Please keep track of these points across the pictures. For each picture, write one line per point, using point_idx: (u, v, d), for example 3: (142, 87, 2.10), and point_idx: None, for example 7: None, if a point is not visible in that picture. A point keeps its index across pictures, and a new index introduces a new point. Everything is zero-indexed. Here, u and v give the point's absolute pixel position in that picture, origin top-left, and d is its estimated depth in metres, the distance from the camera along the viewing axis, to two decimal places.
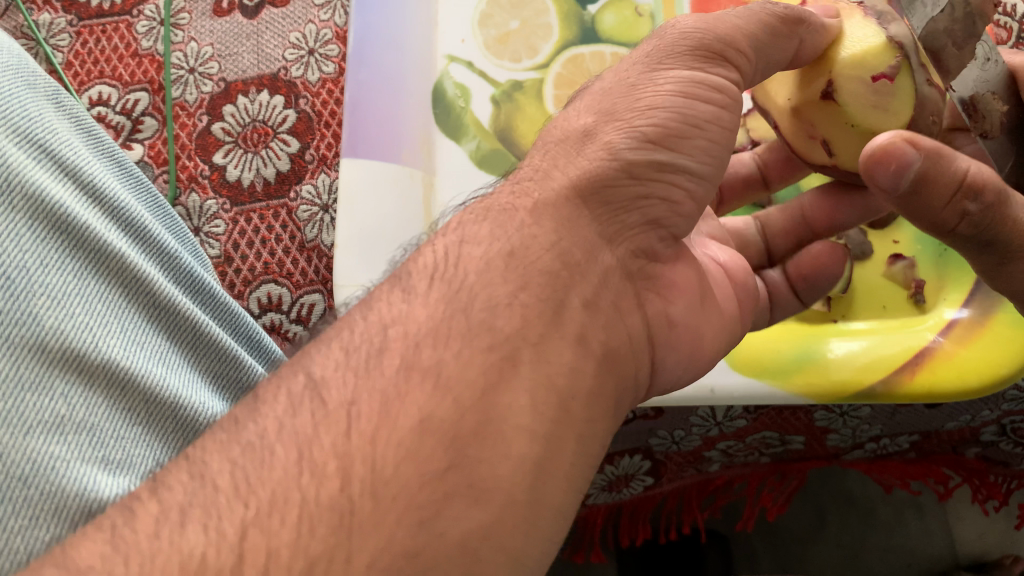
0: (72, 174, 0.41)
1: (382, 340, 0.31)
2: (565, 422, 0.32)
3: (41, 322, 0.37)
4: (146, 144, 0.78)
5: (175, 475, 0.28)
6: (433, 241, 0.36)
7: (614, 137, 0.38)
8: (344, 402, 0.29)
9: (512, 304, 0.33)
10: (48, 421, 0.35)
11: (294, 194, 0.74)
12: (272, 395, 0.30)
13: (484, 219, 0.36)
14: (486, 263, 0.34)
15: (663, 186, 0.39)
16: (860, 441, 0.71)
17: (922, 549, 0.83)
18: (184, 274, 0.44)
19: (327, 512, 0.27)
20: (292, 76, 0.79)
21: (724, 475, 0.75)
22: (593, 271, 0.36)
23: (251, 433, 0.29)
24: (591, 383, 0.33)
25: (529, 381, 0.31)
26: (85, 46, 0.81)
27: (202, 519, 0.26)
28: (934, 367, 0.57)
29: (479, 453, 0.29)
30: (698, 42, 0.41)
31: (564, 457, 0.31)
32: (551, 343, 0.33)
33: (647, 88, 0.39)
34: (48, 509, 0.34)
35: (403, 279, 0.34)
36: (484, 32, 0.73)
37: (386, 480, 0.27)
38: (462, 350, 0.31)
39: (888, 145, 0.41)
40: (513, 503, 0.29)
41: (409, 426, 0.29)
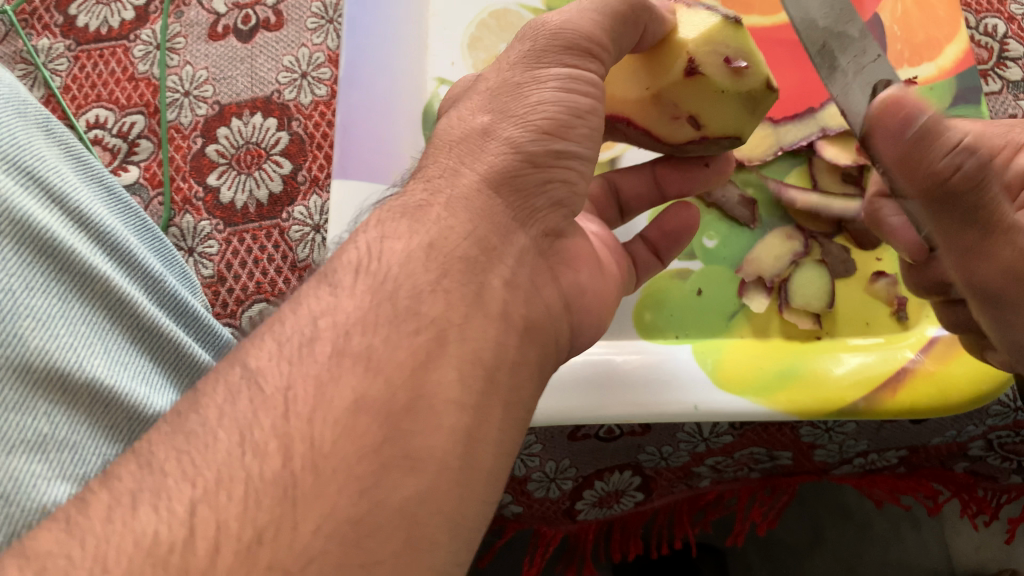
0: (59, 200, 0.42)
1: (312, 330, 0.32)
2: (491, 391, 0.33)
3: (27, 343, 0.38)
4: (142, 166, 0.79)
5: (126, 466, 0.28)
6: (354, 238, 0.37)
7: (511, 132, 0.40)
8: (280, 387, 0.30)
9: (436, 290, 0.35)
10: (30, 440, 0.36)
11: (286, 215, 0.76)
12: (210, 388, 0.31)
13: (401, 216, 0.38)
14: (408, 255, 0.35)
15: (561, 171, 0.41)
16: (848, 456, 0.72)
17: (917, 563, 0.83)
18: (168, 296, 0.46)
19: (271, 486, 0.28)
20: (285, 98, 0.80)
21: (714, 490, 0.76)
22: (509, 252, 0.38)
23: (195, 422, 0.29)
24: (513, 356, 0.35)
25: (456, 359, 0.33)
26: (83, 70, 0.83)
27: (153, 500, 0.27)
28: (915, 382, 0.58)
29: (411, 426, 0.30)
30: (572, 38, 0.42)
31: (490, 429, 0.33)
32: (474, 323, 0.35)
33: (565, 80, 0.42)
34: (26, 527, 0.35)
35: (330, 275, 0.35)
36: (474, 55, 0.74)
37: (325, 453, 0.29)
38: (391, 335, 0.32)
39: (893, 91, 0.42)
40: (447, 469, 0.31)
41: (343, 406, 0.30)
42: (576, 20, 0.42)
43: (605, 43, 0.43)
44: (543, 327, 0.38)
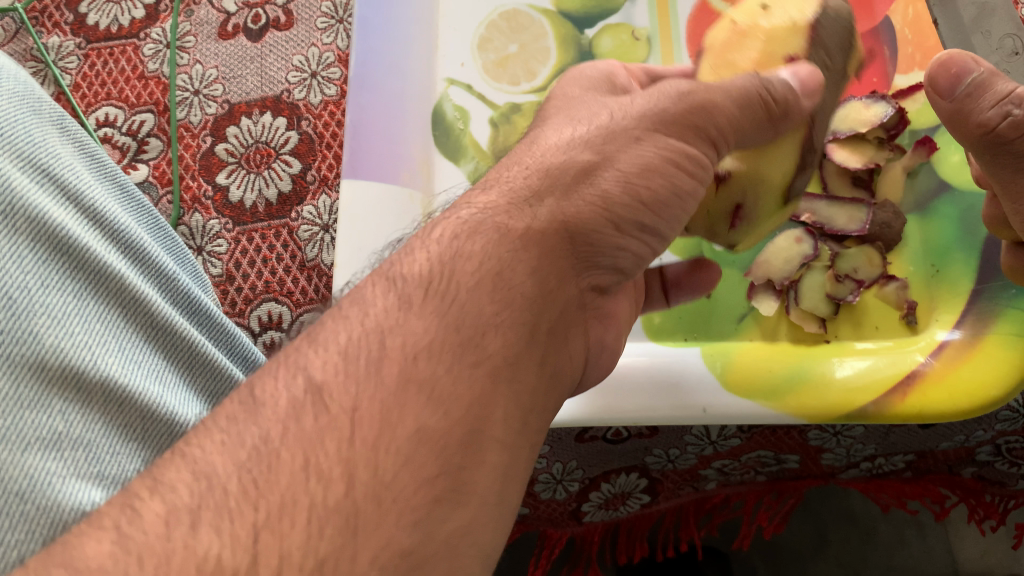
0: (74, 198, 0.42)
1: (379, 347, 0.31)
2: (524, 433, 0.33)
3: (41, 339, 0.37)
4: (151, 165, 0.79)
5: (176, 474, 0.27)
6: (413, 252, 0.35)
7: (609, 185, 0.39)
8: (347, 408, 0.29)
9: (499, 325, 0.33)
10: (45, 438, 0.36)
11: (295, 214, 0.76)
12: (271, 396, 0.29)
13: (456, 228, 0.36)
14: (477, 283, 0.34)
15: (636, 243, 0.41)
16: (855, 460, 0.72)
17: (923, 567, 0.83)
18: (182, 295, 0.46)
19: (333, 514, 0.27)
20: (294, 98, 0.80)
21: (721, 492, 0.76)
22: (561, 299, 0.37)
23: (255, 436, 0.28)
24: (537, 383, 0.35)
25: (505, 399, 0.32)
26: (93, 68, 0.83)
27: (214, 522, 0.26)
28: (925, 388, 0.57)
29: (463, 460, 0.30)
30: (691, 111, 0.41)
31: (520, 464, 0.33)
32: (522, 365, 0.34)
33: (648, 143, 0.40)
34: (44, 524, 0.35)
35: (397, 285, 0.33)
36: (484, 56, 0.74)
37: (387, 483, 0.28)
38: (453, 364, 0.31)
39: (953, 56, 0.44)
40: (485, 505, 0.30)
41: (407, 435, 0.29)
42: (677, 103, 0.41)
43: (699, 141, 0.41)
44: (563, 377, 0.38)
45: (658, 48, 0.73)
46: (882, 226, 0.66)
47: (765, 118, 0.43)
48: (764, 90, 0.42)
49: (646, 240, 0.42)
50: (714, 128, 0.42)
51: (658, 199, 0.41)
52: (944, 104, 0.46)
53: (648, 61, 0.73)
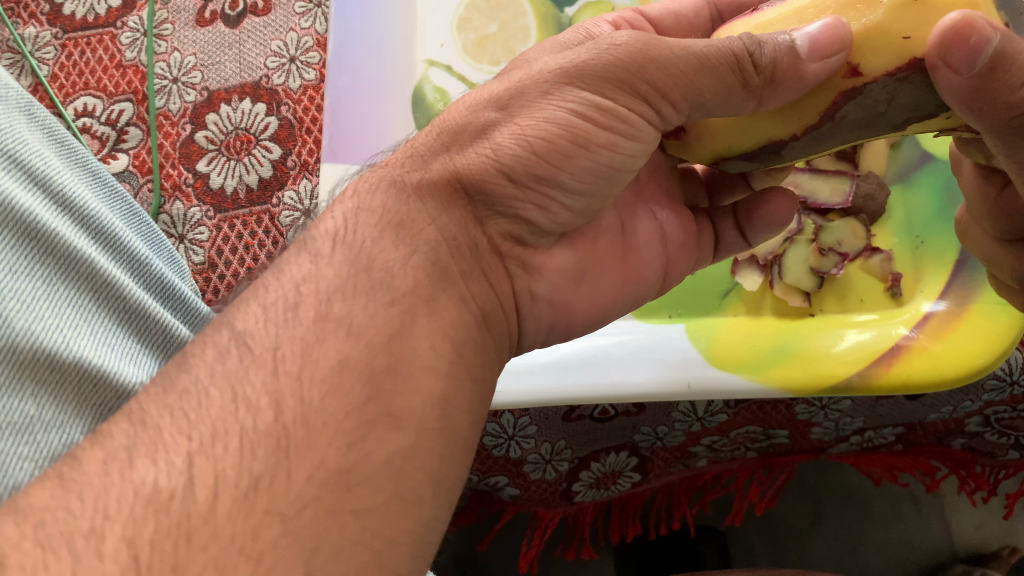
0: (42, 184, 0.42)
1: (295, 295, 0.33)
2: (461, 364, 0.35)
3: (13, 325, 0.37)
4: (131, 154, 0.79)
5: (116, 424, 0.29)
6: (332, 209, 0.39)
7: (502, 139, 0.39)
8: (268, 347, 0.31)
9: (405, 263, 0.36)
10: (17, 424, 0.36)
11: (276, 200, 0.75)
12: (199, 348, 0.31)
13: (377, 188, 0.39)
14: (380, 232, 0.37)
15: (537, 194, 0.40)
16: (844, 434, 0.72)
17: (919, 542, 0.83)
18: (154, 280, 0.45)
19: (265, 437, 0.28)
20: (274, 83, 0.80)
21: (712, 470, 0.76)
22: (466, 243, 0.39)
23: (187, 380, 0.30)
24: (474, 336, 0.37)
25: (428, 331, 0.34)
26: (71, 58, 0.82)
27: (148, 453, 0.27)
28: (910, 358, 0.57)
29: (394, 386, 0.32)
30: (624, 64, 0.38)
31: (462, 395, 0.34)
32: (440, 302, 0.36)
33: (555, 96, 0.38)
34: None
35: (309, 243, 0.36)
36: (463, 36, 0.73)
37: (315, 408, 0.30)
38: (368, 304, 0.33)
39: (963, 20, 0.33)
40: (427, 430, 0.32)
41: (329, 365, 0.31)
42: (637, 48, 0.38)
43: (639, 89, 0.38)
44: (495, 320, 0.40)
45: None
46: (865, 198, 0.66)
47: (740, 86, 0.37)
48: (738, 53, 0.37)
49: (559, 196, 0.41)
50: (646, 83, 0.38)
51: (559, 154, 0.39)
52: (958, 87, 0.35)
53: None
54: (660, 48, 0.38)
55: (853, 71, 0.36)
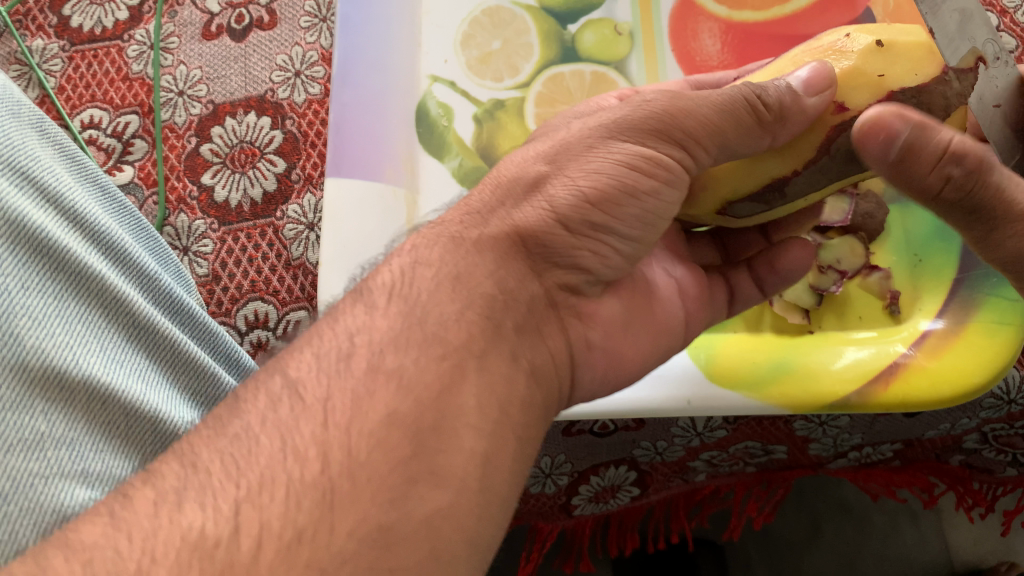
0: (54, 201, 0.43)
1: (348, 346, 0.33)
2: (506, 423, 0.34)
3: (22, 341, 0.38)
4: (136, 166, 0.79)
5: (167, 465, 0.29)
6: (389, 262, 0.38)
7: (556, 191, 0.40)
8: (319, 397, 0.31)
9: (460, 319, 0.35)
10: (28, 439, 0.37)
11: (281, 214, 0.76)
12: (251, 394, 0.32)
13: (435, 244, 0.39)
14: (437, 284, 0.36)
15: (594, 242, 0.40)
16: (842, 449, 0.72)
17: (917, 557, 0.83)
18: (163, 295, 0.46)
19: (310, 489, 0.28)
20: (279, 97, 0.80)
21: (711, 484, 0.76)
22: (523, 297, 0.38)
23: (238, 426, 0.30)
24: (523, 394, 0.35)
25: (477, 387, 0.33)
26: (77, 71, 0.83)
27: (198, 498, 0.28)
28: (907, 376, 0.58)
29: (439, 443, 0.31)
30: (659, 117, 0.41)
31: (506, 454, 0.33)
32: (490, 356, 0.35)
33: (600, 148, 0.41)
34: (27, 525, 0.35)
35: (364, 295, 0.36)
36: (467, 52, 0.74)
37: (361, 462, 0.29)
38: (419, 357, 0.33)
39: (878, 117, 0.39)
40: (468, 490, 0.31)
41: (378, 419, 0.31)
42: (669, 102, 0.41)
43: (679, 137, 0.41)
44: (546, 375, 0.38)
45: (640, 43, 0.73)
46: (864, 216, 0.66)
47: (756, 125, 0.41)
48: (750, 98, 0.41)
49: (613, 242, 0.41)
50: (682, 131, 0.41)
51: (611, 201, 0.40)
52: (872, 164, 0.42)
53: (630, 56, 0.73)
54: (689, 101, 0.41)
55: (840, 106, 0.42)
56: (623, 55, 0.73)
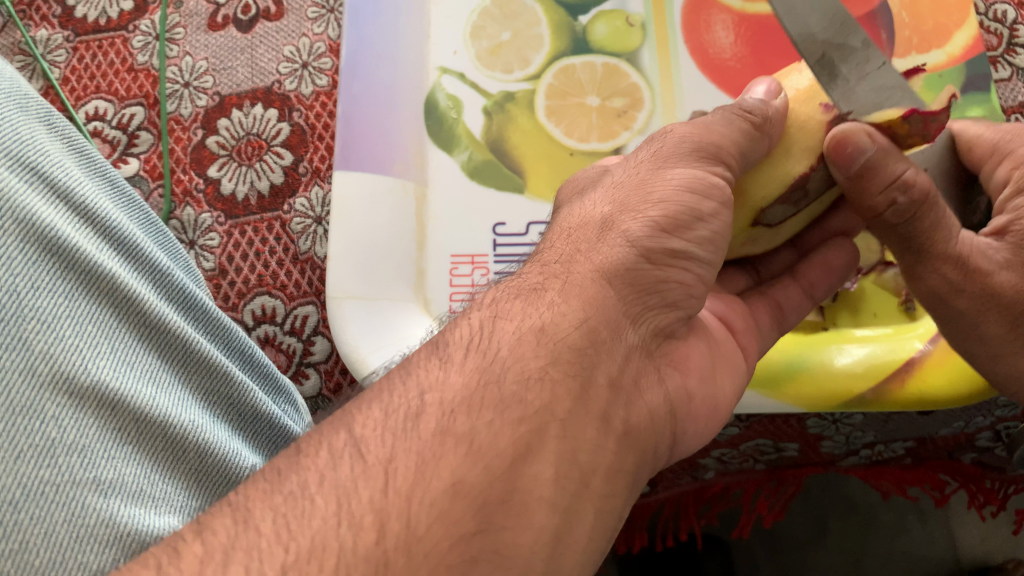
0: (64, 196, 0.42)
1: (418, 404, 0.33)
2: (585, 495, 0.34)
3: (31, 346, 0.37)
4: (142, 158, 0.79)
5: (220, 519, 0.29)
6: (467, 316, 0.38)
7: (629, 227, 0.40)
8: (382, 458, 0.31)
9: (543, 378, 0.34)
10: (39, 445, 0.36)
11: (288, 207, 0.76)
12: (313, 449, 0.31)
13: (516, 296, 0.38)
14: (518, 338, 0.35)
15: (677, 271, 0.40)
16: (854, 447, 0.71)
17: (923, 553, 0.81)
18: (176, 291, 0.45)
19: (362, 561, 0.28)
20: (286, 89, 0.80)
21: (720, 482, 0.74)
22: (617, 349, 0.37)
23: (294, 483, 0.30)
24: (611, 459, 0.35)
25: (555, 456, 0.33)
26: (82, 61, 0.82)
27: (244, 561, 0.28)
28: (924, 372, 0.57)
29: (504, 520, 0.31)
30: (699, 145, 0.42)
31: (579, 534, 0.33)
32: (577, 420, 0.34)
33: (657, 182, 0.41)
34: (38, 534, 0.35)
35: (441, 349, 0.36)
36: (477, 44, 0.73)
37: (418, 537, 0.29)
38: (494, 420, 0.32)
39: (846, 127, 0.42)
40: (530, 571, 0.31)
41: (442, 488, 0.30)
42: (703, 131, 0.42)
43: (717, 149, 0.41)
44: (642, 434, 0.37)
45: (652, 35, 0.72)
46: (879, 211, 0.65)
47: (754, 130, 0.42)
48: (739, 108, 0.43)
49: (694, 269, 0.41)
50: (717, 147, 0.41)
51: (682, 226, 0.40)
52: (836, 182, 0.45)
53: (642, 48, 0.72)
54: (717, 126, 0.42)
55: (827, 105, 0.44)
56: (635, 47, 0.72)
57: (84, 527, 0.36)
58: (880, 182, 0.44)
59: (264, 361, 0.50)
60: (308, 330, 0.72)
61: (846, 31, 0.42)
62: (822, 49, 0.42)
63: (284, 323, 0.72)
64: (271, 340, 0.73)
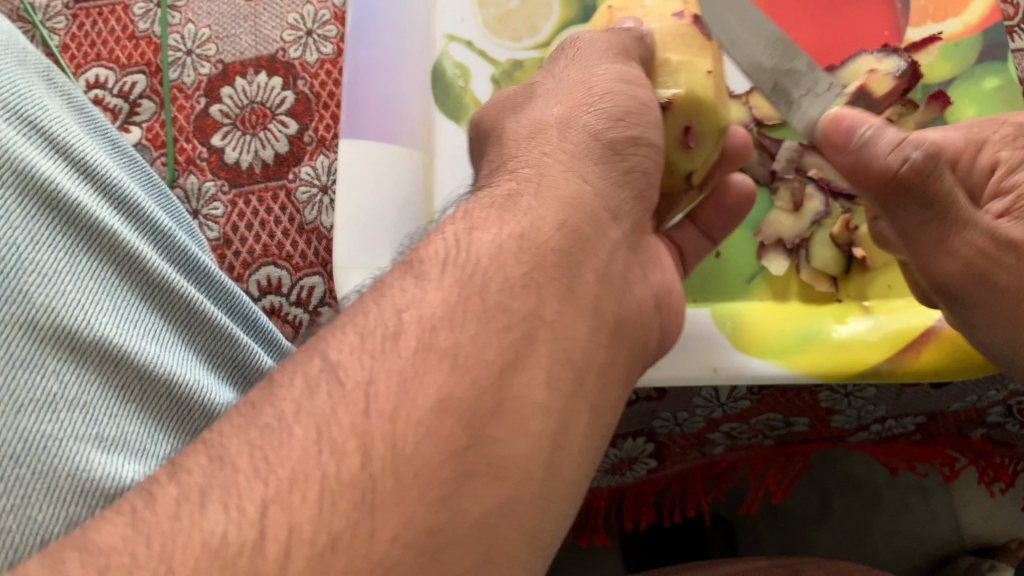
0: (63, 151, 0.41)
1: (396, 323, 0.31)
2: (580, 393, 0.34)
3: (32, 299, 0.36)
4: (144, 127, 0.78)
5: (195, 459, 0.28)
6: (440, 230, 0.37)
7: None
8: (362, 381, 0.29)
9: (528, 285, 0.35)
10: (40, 400, 0.35)
11: (293, 176, 0.75)
12: (288, 378, 0.30)
13: (489, 209, 0.38)
14: (500, 245, 0.35)
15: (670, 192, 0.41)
16: (865, 422, 0.70)
17: (928, 534, 0.80)
18: (178, 252, 0.44)
19: (348, 489, 0.27)
20: (290, 57, 0.79)
21: (728, 458, 0.73)
22: (594, 257, 0.38)
23: (270, 415, 0.29)
24: (597, 363, 0.36)
25: (545, 359, 0.33)
26: (82, 29, 0.80)
27: (222, 498, 0.26)
28: (940, 344, 0.56)
29: (497, 432, 0.31)
30: None
31: (574, 446, 0.33)
32: (567, 320, 0.35)
33: (595, 79, 0.45)
34: (39, 489, 0.34)
35: (415, 267, 0.34)
36: (484, 11, 0.71)
37: (407, 457, 0.28)
38: (479, 332, 0.32)
39: (836, 111, 0.48)
40: (530, 479, 0.31)
41: (429, 406, 0.29)
42: None
43: None
44: (624, 332, 0.38)
45: None
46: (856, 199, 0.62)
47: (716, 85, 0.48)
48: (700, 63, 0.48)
49: (653, 157, 0.45)
50: None
51: (635, 111, 0.44)
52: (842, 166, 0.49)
53: None
54: None
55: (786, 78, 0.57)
56: None
57: (85, 483, 0.35)
58: (886, 146, 0.47)
59: (268, 328, 0.49)
60: (315, 301, 0.72)
61: (791, 57, 0.50)
62: (772, 79, 0.51)
63: (290, 293, 0.72)
64: (276, 311, 0.72)
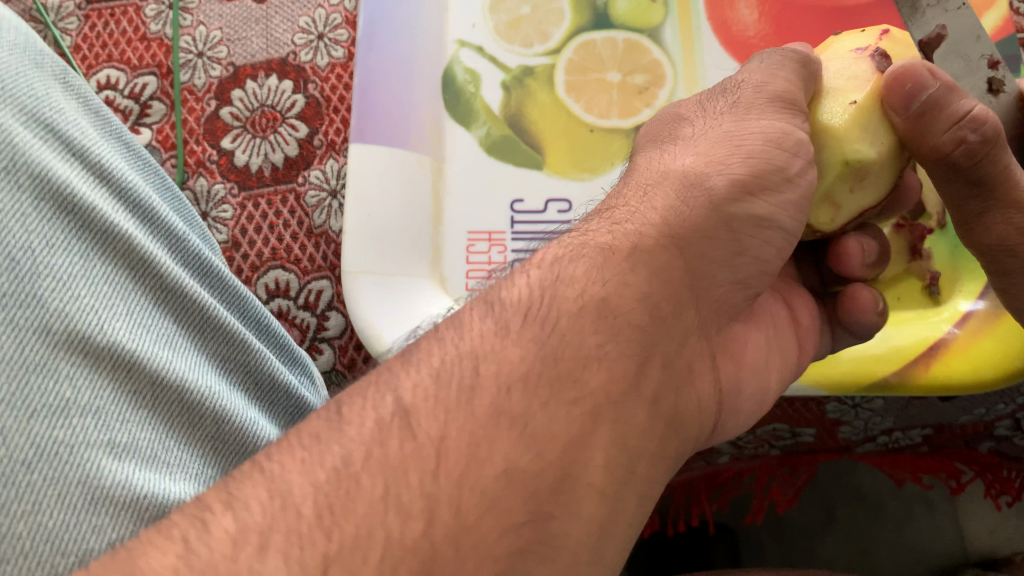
0: (79, 154, 0.41)
1: (472, 376, 0.30)
2: (631, 483, 0.31)
3: (45, 304, 0.36)
4: (154, 128, 0.78)
5: (254, 492, 0.27)
6: (520, 275, 0.34)
7: (714, 182, 0.38)
8: (433, 437, 0.28)
9: (602, 358, 0.32)
10: (52, 405, 0.35)
11: (303, 179, 0.75)
12: (357, 416, 0.29)
13: (577, 257, 0.34)
14: (578, 310, 0.32)
15: (757, 244, 0.39)
16: (871, 434, 0.70)
17: (932, 546, 0.79)
18: (192, 256, 0.44)
19: (409, 555, 0.26)
20: (301, 60, 0.79)
21: (734, 466, 0.72)
22: (677, 329, 0.35)
23: (336, 457, 0.27)
24: (655, 445, 0.32)
25: (607, 440, 0.30)
26: (94, 29, 0.81)
27: (283, 547, 0.25)
28: (948, 357, 0.56)
29: (554, 509, 0.29)
30: (779, 93, 0.40)
31: (625, 517, 0.31)
32: (628, 406, 0.32)
33: (743, 133, 0.39)
34: (51, 495, 0.34)
35: (494, 307, 0.33)
36: (495, 17, 0.71)
37: (468, 527, 0.27)
38: (550, 402, 0.30)
39: (907, 66, 0.40)
40: (577, 564, 0.29)
41: (494, 476, 0.28)
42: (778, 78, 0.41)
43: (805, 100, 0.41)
44: (688, 424, 0.35)
45: (674, 10, 0.70)
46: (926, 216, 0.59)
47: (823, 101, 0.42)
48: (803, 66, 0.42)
49: (777, 242, 0.39)
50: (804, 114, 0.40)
51: (770, 187, 0.38)
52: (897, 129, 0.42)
53: (664, 24, 0.70)
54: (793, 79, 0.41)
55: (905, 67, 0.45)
56: (657, 23, 0.70)
57: (97, 490, 0.35)
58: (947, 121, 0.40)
59: (278, 331, 0.48)
60: (323, 305, 0.72)
61: None
62: None
63: (298, 297, 0.72)
64: (284, 314, 0.72)
